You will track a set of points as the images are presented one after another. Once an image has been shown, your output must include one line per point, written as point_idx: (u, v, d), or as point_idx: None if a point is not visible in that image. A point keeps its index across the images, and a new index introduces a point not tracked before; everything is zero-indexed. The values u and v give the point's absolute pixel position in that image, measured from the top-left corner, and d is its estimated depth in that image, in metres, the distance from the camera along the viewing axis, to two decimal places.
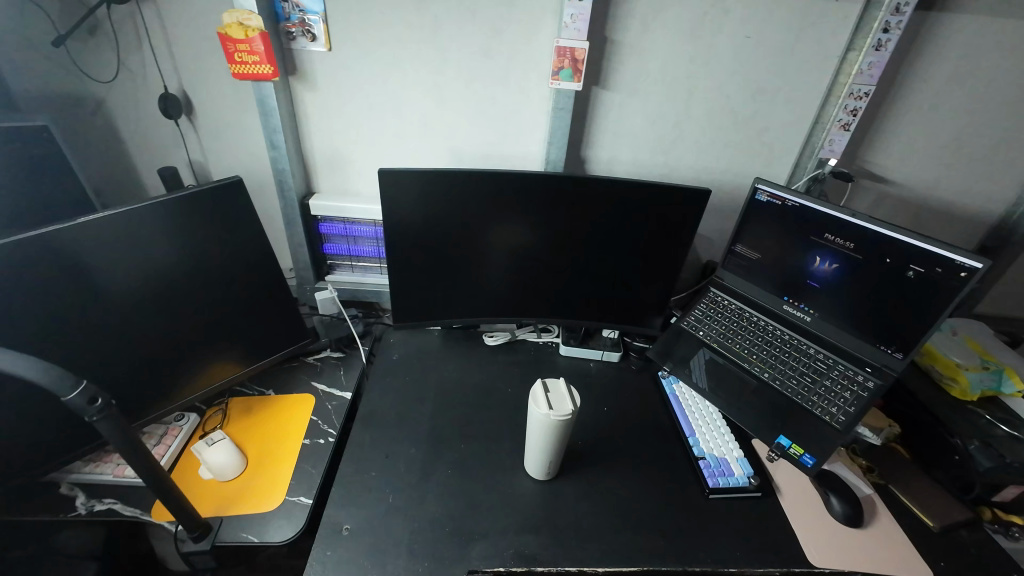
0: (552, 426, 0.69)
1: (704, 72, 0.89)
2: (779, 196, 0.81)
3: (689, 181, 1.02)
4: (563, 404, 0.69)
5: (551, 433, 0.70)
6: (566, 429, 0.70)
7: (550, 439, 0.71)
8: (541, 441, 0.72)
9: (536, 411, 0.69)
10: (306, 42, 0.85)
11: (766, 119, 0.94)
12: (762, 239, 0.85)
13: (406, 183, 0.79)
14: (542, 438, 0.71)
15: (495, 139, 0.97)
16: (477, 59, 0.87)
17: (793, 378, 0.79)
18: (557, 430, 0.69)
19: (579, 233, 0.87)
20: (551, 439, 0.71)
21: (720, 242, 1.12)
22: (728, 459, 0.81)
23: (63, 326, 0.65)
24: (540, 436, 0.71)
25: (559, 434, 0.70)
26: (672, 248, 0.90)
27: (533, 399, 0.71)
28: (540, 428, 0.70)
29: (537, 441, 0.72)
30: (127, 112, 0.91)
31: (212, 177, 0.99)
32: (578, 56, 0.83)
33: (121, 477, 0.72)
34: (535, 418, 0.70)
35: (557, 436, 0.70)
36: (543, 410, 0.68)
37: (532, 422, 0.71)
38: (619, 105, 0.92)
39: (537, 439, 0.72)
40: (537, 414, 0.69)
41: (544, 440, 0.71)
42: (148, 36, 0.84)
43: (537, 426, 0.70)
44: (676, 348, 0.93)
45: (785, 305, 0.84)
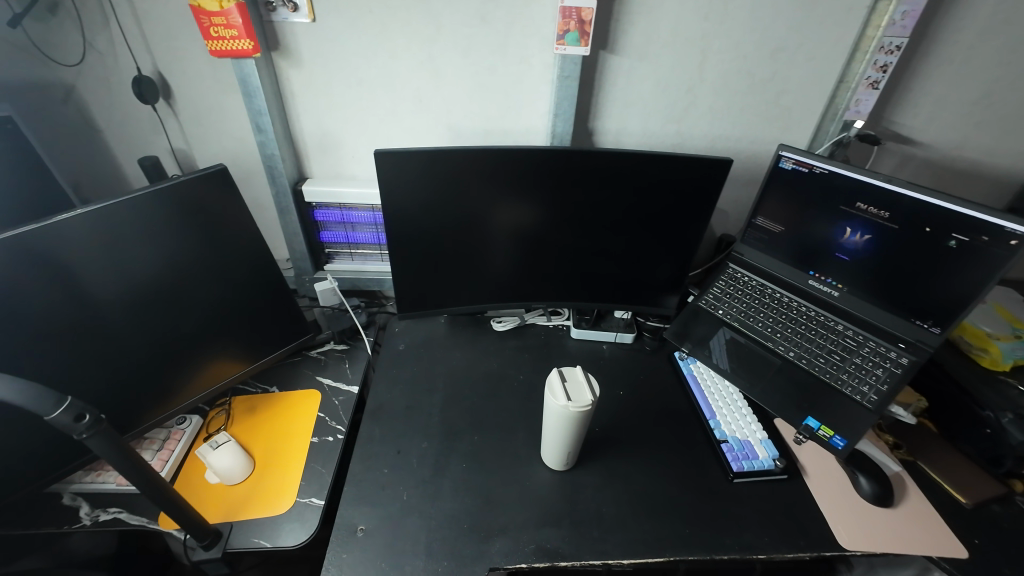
0: (570, 418, 0.65)
1: (721, 30, 0.82)
2: (805, 163, 0.75)
3: (703, 150, 0.96)
4: (582, 395, 0.65)
5: (570, 425, 0.66)
6: (586, 420, 0.66)
7: (569, 431, 0.68)
8: (559, 432, 0.68)
9: (554, 402, 0.65)
10: (287, 13, 0.78)
11: (787, 79, 0.87)
12: (786, 211, 0.80)
13: (404, 164, 0.74)
14: (559, 430, 0.68)
15: (496, 113, 0.90)
16: (473, 26, 0.80)
17: (821, 356, 0.76)
18: (576, 421, 0.66)
19: (591, 211, 0.82)
20: (570, 430, 0.67)
21: (735, 214, 1.06)
22: (752, 441, 0.78)
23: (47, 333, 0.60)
24: (558, 428, 0.68)
25: (578, 425, 0.67)
26: (689, 223, 0.85)
27: (549, 389, 0.67)
28: (557, 419, 0.67)
29: (555, 432, 0.69)
30: (100, 98, 0.85)
31: (196, 165, 0.94)
32: (585, 16, 0.76)
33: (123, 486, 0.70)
34: (552, 410, 0.66)
35: (575, 427, 0.67)
36: (561, 401, 0.64)
37: (549, 413, 0.68)
38: (628, 70, 0.85)
39: (554, 431, 0.69)
40: (554, 406, 0.65)
41: (562, 431, 0.68)
42: (115, 13, 0.77)
43: (554, 418, 0.67)
44: (693, 328, 0.88)
45: (811, 280, 0.80)
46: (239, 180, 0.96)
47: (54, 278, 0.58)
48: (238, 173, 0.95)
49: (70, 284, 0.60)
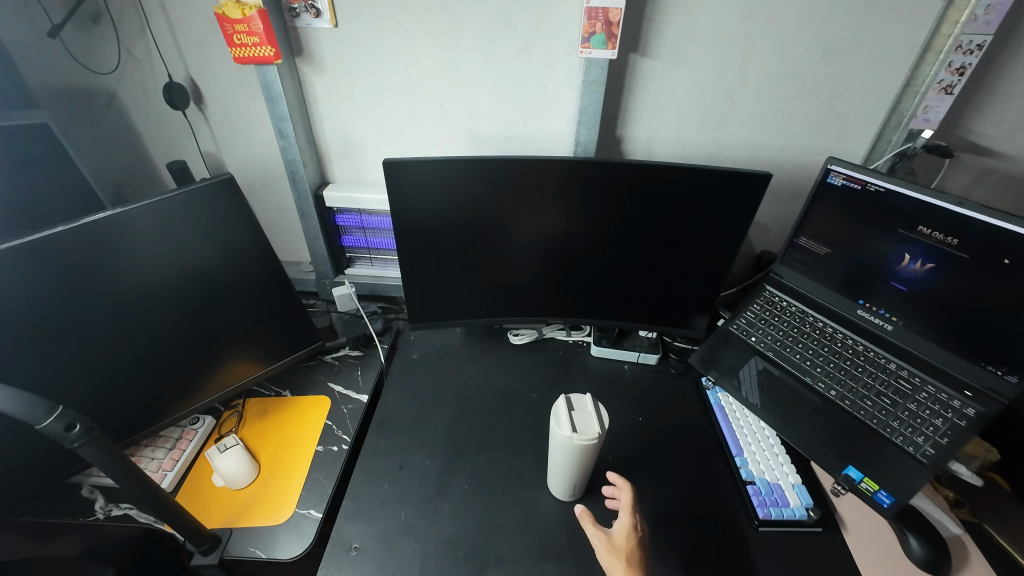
0: (575, 450, 0.61)
1: (766, 29, 0.74)
2: (857, 179, 0.67)
3: (743, 160, 0.88)
4: (589, 426, 0.61)
5: (575, 457, 0.62)
6: (592, 453, 0.62)
7: (574, 463, 0.63)
8: (564, 464, 0.64)
9: (558, 432, 0.61)
10: (310, 18, 0.78)
11: (842, 83, 0.78)
12: (833, 231, 0.72)
13: (417, 173, 0.71)
14: (564, 461, 0.64)
15: (519, 119, 0.86)
16: (496, 29, 0.77)
17: (868, 398, 0.67)
18: (582, 454, 0.61)
19: (613, 224, 0.77)
20: (575, 463, 0.63)
21: (778, 229, 0.97)
22: (782, 485, 0.71)
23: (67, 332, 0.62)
24: (563, 459, 0.63)
25: (584, 458, 0.62)
26: (724, 241, 0.77)
27: (555, 417, 0.63)
28: (562, 451, 0.62)
29: (560, 463, 0.65)
30: (138, 104, 0.89)
31: (226, 168, 0.96)
32: (612, 18, 0.71)
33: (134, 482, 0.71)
34: (557, 440, 0.62)
35: (581, 460, 0.62)
36: (565, 432, 0.60)
37: (554, 443, 0.64)
38: (660, 74, 0.79)
39: (559, 462, 0.64)
40: (558, 436, 0.61)
41: (567, 463, 0.63)
42: (150, 22, 0.79)
43: (559, 448, 0.63)
44: (721, 355, 0.81)
45: (860, 311, 0.71)
46: (265, 183, 0.98)
47: (68, 283, 0.58)
48: (264, 176, 0.97)
49: (84, 290, 0.60)
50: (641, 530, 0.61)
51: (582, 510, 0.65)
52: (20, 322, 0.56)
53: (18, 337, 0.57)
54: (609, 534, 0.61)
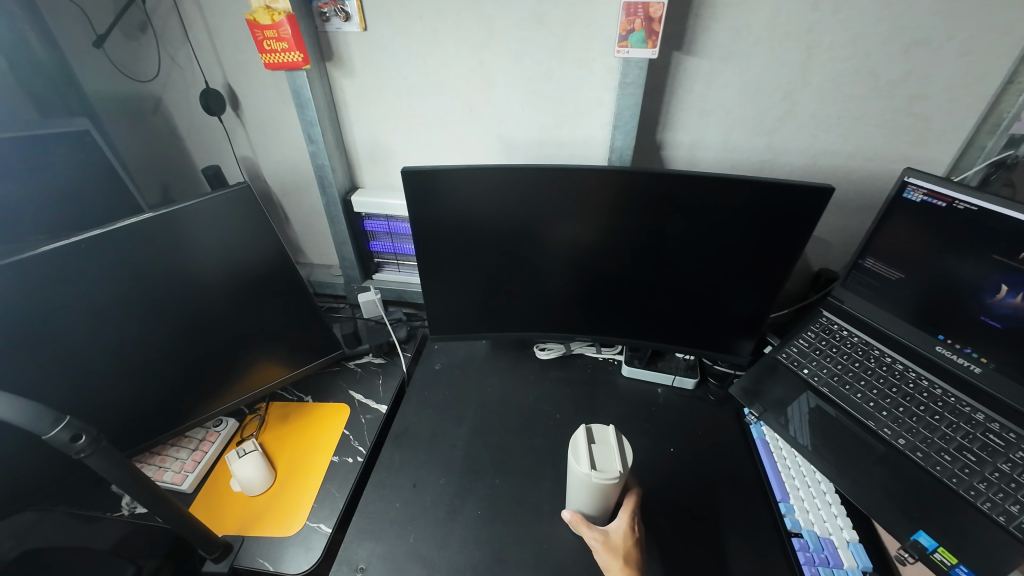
0: (594, 488, 0.56)
1: (835, 20, 0.65)
2: (941, 195, 0.58)
3: (801, 168, 0.79)
4: (610, 463, 0.55)
5: (593, 494, 0.57)
6: (613, 492, 0.56)
7: (593, 500, 0.58)
8: (583, 499, 0.59)
9: (575, 466, 0.56)
10: (340, 22, 0.76)
11: (926, 80, 0.68)
12: (909, 254, 0.63)
13: (439, 181, 0.68)
14: (583, 497, 0.59)
15: (551, 122, 0.81)
16: (528, 28, 0.73)
17: (946, 452, 0.57)
18: (601, 492, 0.56)
19: (650, 238, 0.70)
20: (595, 500, 0.58)
21: (841, 245, 0.87)
22: (834, 541, 0.61)
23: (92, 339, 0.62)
24: (581, 494, 0.58)
25: (604, 497, 0.57)
26: (776, 259, 0.69)
27: (573, 450, 0.58)
28: (580, 486, 0.57)
29: (578, 498, 0.60)
30: (181, 109, 0.92)
31: (260, 172, 0.98)
32: (653, 13, 0.65)
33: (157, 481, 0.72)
34: (574, 474, 0.57)
35: (601, 498, 0.57)
36: (583, 468, 0.55)
37: (572, 476, 0.59)
38: (708, 73, 0.72)
39: (577, 496, 0.60)
40: (576, 470, 0.56)
41: (586, 499, 0.58)
42: (191, 30, 0.81)
43: (577, 483, 0.58)
44: (767, 387, 0.72)
45: (939, 347, 0.62)
46: (298, 187, 0.98)
47: (90, 289, 0.59)
48: (297, 180, 0.97)
49: (106, 296, 0.60)
50: (638, 529, 0.60)
51: (572, 512, 0.62)
52: (44, 326, 0.57)
53: (42, 341, 0.57)
54: (606, 534, 0.59)
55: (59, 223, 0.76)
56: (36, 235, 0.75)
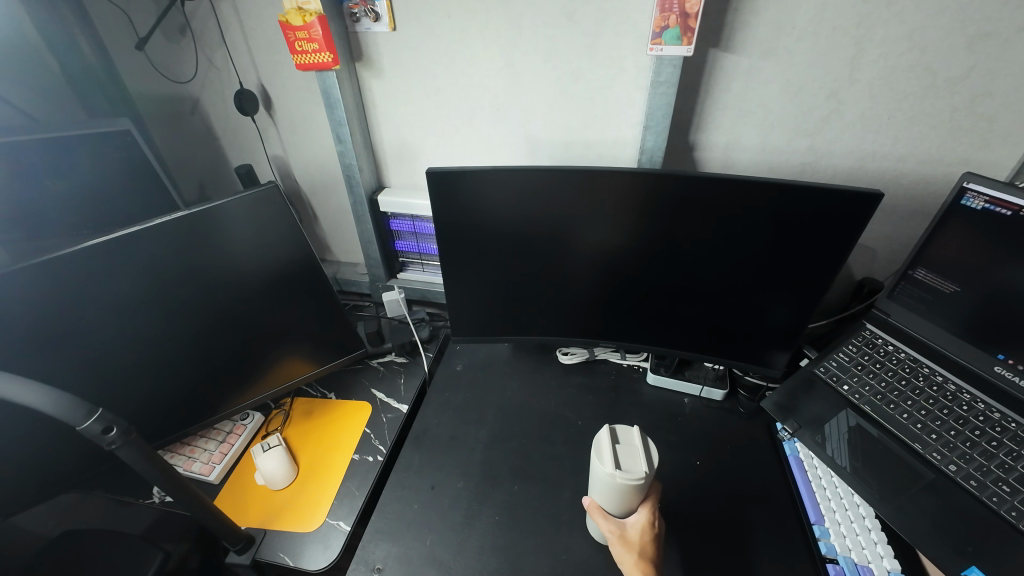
0: (617, 489, 0.54)
1: (889, 12, 0.61)
2: (1004, 203, 0.54)
3: (845, 171, 0.74)
4: (636, 464, 0.53)
5: (616, 496, 0.55)
6: (637, 494, 0.54)
7: (615, 503, 0.56)
8: (604, 502, 0.57)
9: (598, 466, 0.54)
10: (369, 22, 0.77)
11: (991, 77, 0.62)
12: (967, 267, 0.58)
13: (464, 182, 0.68)
14: (604, 499, 0.57)
15: (579, 122, 0.80)
16: (558, 26, 0.71)
17: (1003, 481, 0.52)
18: (625, 494, 0.54)
19: (679, 244, 0.68)
20: (617, 502, 0.56)
21: (887, 254, 0.81)
22: (874, 571, 0.57)
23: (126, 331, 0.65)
24: (603, 495, 0.57)
25: (627, 498, 0.55)
26: (816, 267, 0.65)
27: (596, 449, 0.55)
28: (602, 486, 0.55)
29: (599, 499, 0.58)
30: (217, 109, 0.94)
31: (291, 171, 0.99)
32: (689, 8, 0.62)
33: (187, 471, 0.74)
34: (597, 475, 0.55)
35: (624, 499, 0.55)
36: (607, 467, 0.53)
37: (594, 476, 0.57)
38: (746, 71, 0.69)
39: (598, 497, 0.58)
40: (598, 471, 0.54)
41: (608, 503, 0.56)
42: (227, 32, 0.83)
43: (599, 483, 0.56)
44: (803, 404, 0.68)
45: (997, 367, 0.57)
46: (326, 186, 1.00)
47: (126, 284, 0.61)
48: (326, 179, 0.99)
49: (139, 290, 0.62)
50: (656, 524, 0.58)
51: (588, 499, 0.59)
52: (81, 317, 0.59)
53: (80, 332, 0.60)
54: (623, 527, 0.57)
55: (102, 220, 0.80)
56: (81, 231, 0.79)
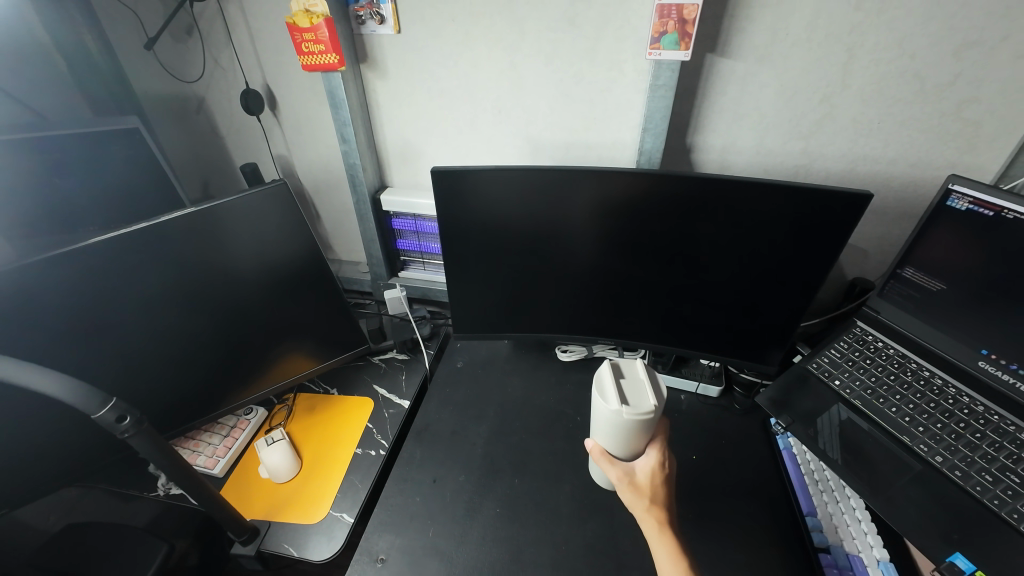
0: (623, 425, 0.51)
1: (878, 20, 0.63)
2: (987, 204, 0.56)
3: (837, 174, 0.76)
4: (642, 398, 0.51)
5: (623, 433, 0.52)
6: (645, 429, 0.52)
7: (622, 441, 0.54)
8: (610, 442, 0.55)
9: (602, 404, 0.51)
10: (375, 25, 0.78)
11: (976, 83, 0.65)
12: (953, 265, 0.61)
13: (467, 181, 0.69)
14: (610, 438, 0.54)
15: (580, 124, 0.81)
16: (560, 30, 0.73)
17: (986, 472, 0.54)
18: (632, 430, 0.52)
19: (676, 243, 0.70)
20: (624, 439, 0.53)
21: (878, 255, 0.84)
22: (864, 560, 0.59)
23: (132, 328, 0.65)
24: (608, 434, 0.54)
25: (635, 434, 0.53)
26: (809, 266, 0.67)
27: (598, 386, 0.53)
28: (607, 425, 0.53)
29: (604, 440, 0.55)
30: (222, 109, 0.96)
31: (294, 170, 1.01)
32: (687, 14, 0.64)
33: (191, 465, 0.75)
34: (600, 413, 0.52)
35: (631, 435, 0.53)
36: (612, 404, 0.50)
37: (596, 415, 0.54)
38: (742, 76, 0.71)
39: (603, 437, 0.55)
40: (602, 409, 0.52)
41: (614, 443, 0.54)
42: (234, 34, 0.85)
43: (603, 422, 0.53)
44: (797, 399, 0.70)
45: (981, 362, 0.60)
46: (329, 185, 1.01)
47: (133, 276, 0.61)
48: (329, 178, 1.00)
49: (147, 285, 0.63)
50: (665, 465, 0.57)
51: (593, 445, 0.57)
52: (91, 312, 0.60)
53: (89, 326, 0.61)
54: (631, 471, 0.56)
55: (109, 216, 0.82)
56: (88, 227, 0.80)
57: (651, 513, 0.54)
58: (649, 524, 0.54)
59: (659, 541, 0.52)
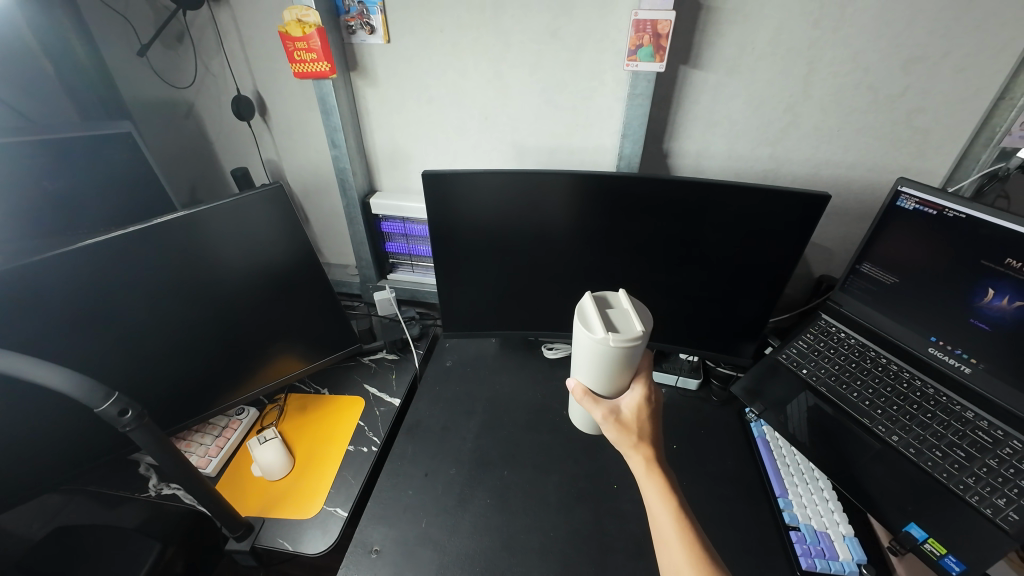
0: (609, 355, 0.47)
1: (835, 37, 0.69)
2: (931, 203, 0.62)
3: (802, 178, 0.82)
4: (629, 325, 0.46)
5: (609, 365, 0.48)
6: (631, 358, 0.48)
7: (606, 375, 0.50)
8: (593, 379, 0.51)
9: (586, 334, 0.46)
10: (365, 35, 0.81)
11: (923, 95, 0.71)
12: (904, 259, 0.66)
13: (456, 185, 0.72)
14: (594, 373, 0.50)
15: (563, 130, 0.85)
16: (543, 42, 0.77)
17: (937, 449, 0.59)
18: (617, 361, 0.47)
19: (654, 242, 0.74)
20: (609, 372, 0.49)
21: (842, 253, 0.89)
22: (830, 535, 0.63)
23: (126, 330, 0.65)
24: (592, 369, 0.50)
25: (621, 366, 0.48)
26: (778, 263, 0.72)
27: (581, 317, 0.48)
28: (590, 358, 0.48)
29: (587, 376, 0.52)
30: (212, 114, 0.97)
31: (284, 175, 1.03)
32: (661, 29, 0.69)
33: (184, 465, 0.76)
34: (584, 345, 0.48)
35: (617, 367, 0.48)
36: (598, 333, 0.45)
37: (578, 349, 0.50)
38: (713, 86, 0.76)
39: (586, 374, 0.51)
40: (587, 339, 0.47)
41: (598, 378, 0.51)
42: (225, 41, 0.87)
43: (586, 355, 0.48)
44: (768, 387, 0.76)
45: (932, 349, 0.65)
46: (319, 189, 1.03)
47: (127, 276, 0.62)
48: (318, 182, 1.02)
49: (142, 285, 0.64)
50: (652, 400, 0.54)
51: (576, 384, 0.53)
52: (86, 314, 0.60)
53: (83, 327, 0.61)
54: (617, 409, 0.53)
55: (97, 219, 0.82)
56: (77, 230, 0.81)
57: (639, 449, 0.52)
58: (637, 460, 0.53)
59: (648, 478, 0.52)
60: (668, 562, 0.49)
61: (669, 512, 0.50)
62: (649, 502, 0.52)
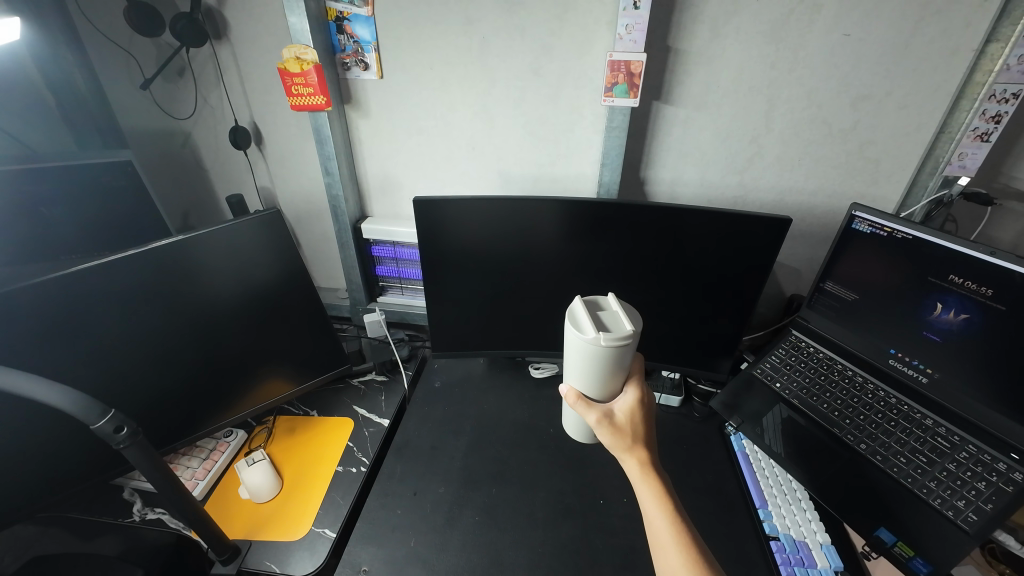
0: (601, 356, 0.48)
1: (790, 77, 0.76)
2: (883, 226, 0.67)
3: (771, 203, 0.88)
4: (619, 326, 0.49)
5: (601, 366, 0.50)
6: (622, 359, 0.50)
7: (599, 383, 0.52)
8: (588, 385, 0.53)
9: (578, 335, 0.48)
10: (359, 71, 0.87)
11: (871, 130, 0.78)
12: (862, 278, 0.72)
13: (445, 210, 0.76)
14: (588, 377, 0.52)
15: (546, 160, 0.91)
16: (525, 78, 0.83)
17: (901, 455, 0.64)
18: (609, 362, 0.49)
19: (634, 264, 0.78)
20: (601, 375, 0.51)
21: (809, 273, 0.95)
22: (808, 543, 0.65)
23: (115, 356, 0.65)
24: (585, 373, 0.51)
25: (612, 366, 0.50)
26: (749, 281, 0.76)
27: (574, 319, 0.50)
28: (583, 361, 0.50)
29: (581, 381, 0.53)
30: (208, 143, 1.01)
31: (276, 201, 1.06)
32: (634, 69, 0.75)
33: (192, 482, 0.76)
34: (576, 347, 0.50)
35: (610, 368, 0.51)
36: (589, 333, 0.48)
37: (570, 352, 0.52)
38: (684, 120, 0.82)
39: (579, 378, 0.53)
40: (578, 342, 0.49)
41: (591, 385, 0.53)
42: (224, 76, 0.91)
43: (579, 358, 0.50)
44: (744, 401, 0.80)
45: (891, 360, 0.70)
46: (311, 215, 1.06)
47: (121, 297, 0.64)
48: (311, 209, 1.05)
49: (138, 307, 0.65)
50: (644, 404, 0.56)
51: (569, 389, 0.55)
52: (79, 334, 0.62)
53: (74, 349, 0.62)
54: (611, 414, 0.55)
55: (90, 244, 0.84)
56: (69, 255, 0.83)
57: (633, 451, 0.54)
58: (632, 464, 0.55)
59: (643, 481, 0.54)
60: (667, 567, 0.50)
61: (665, 515, 0.52)
62: (644, 506, 0.54)
